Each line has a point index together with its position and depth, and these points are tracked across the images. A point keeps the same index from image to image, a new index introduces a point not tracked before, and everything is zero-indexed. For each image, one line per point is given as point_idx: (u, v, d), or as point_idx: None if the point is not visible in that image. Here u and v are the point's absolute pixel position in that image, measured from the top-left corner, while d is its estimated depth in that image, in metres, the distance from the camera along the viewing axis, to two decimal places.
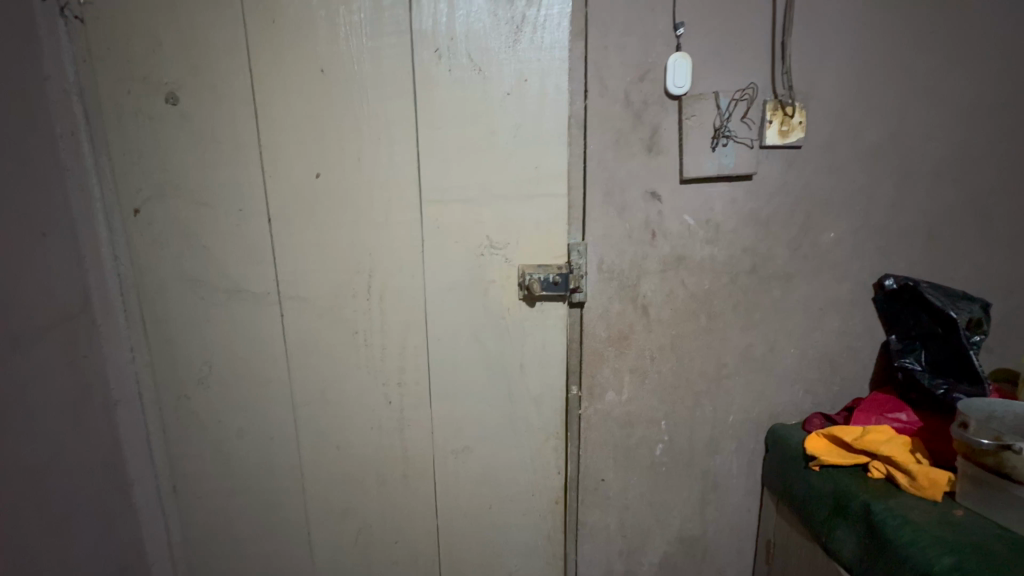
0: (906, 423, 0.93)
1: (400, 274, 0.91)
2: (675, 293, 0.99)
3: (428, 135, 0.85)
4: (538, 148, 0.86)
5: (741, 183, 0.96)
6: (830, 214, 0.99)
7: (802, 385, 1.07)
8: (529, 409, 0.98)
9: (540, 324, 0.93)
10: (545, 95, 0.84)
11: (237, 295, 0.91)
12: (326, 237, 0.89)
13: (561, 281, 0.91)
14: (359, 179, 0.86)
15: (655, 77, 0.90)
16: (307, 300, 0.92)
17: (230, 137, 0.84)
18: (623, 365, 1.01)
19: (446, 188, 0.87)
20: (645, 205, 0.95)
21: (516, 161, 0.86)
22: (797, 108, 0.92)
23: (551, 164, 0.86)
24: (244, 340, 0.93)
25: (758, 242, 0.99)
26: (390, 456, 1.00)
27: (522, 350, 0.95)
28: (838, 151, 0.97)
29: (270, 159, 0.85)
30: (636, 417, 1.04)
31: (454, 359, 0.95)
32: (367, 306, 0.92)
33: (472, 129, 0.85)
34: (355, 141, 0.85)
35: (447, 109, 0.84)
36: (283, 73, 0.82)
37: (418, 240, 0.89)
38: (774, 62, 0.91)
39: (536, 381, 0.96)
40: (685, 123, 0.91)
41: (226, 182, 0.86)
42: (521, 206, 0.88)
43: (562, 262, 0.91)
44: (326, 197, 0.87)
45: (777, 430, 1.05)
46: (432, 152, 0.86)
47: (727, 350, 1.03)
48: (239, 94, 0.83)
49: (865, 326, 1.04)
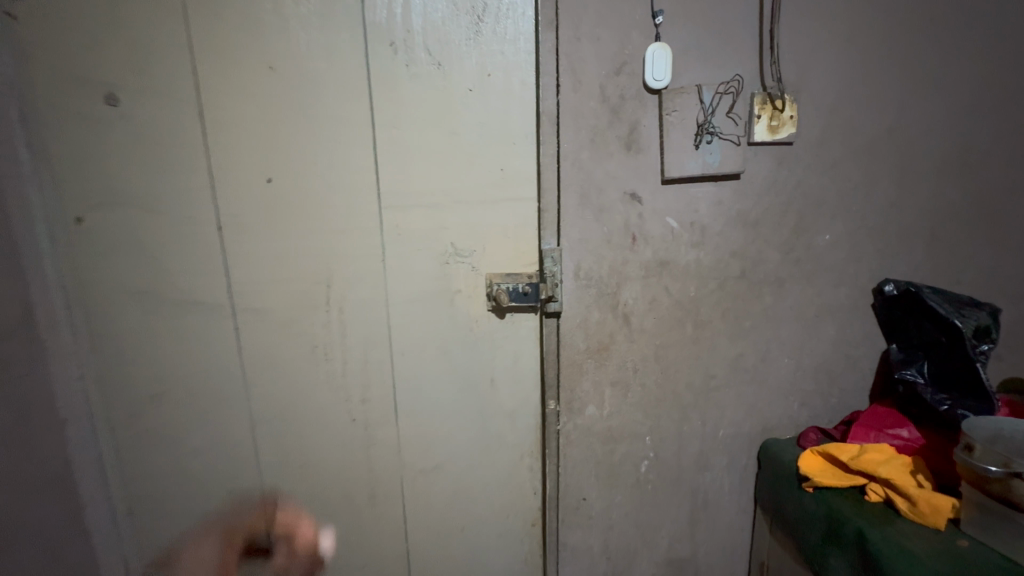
0: (907, 440, 0.86)
1: (361, 286, 0.85)
2: (658, 300, 0.93)
3: (386, 136, 0.79)
4: (505, 149, 0.81)
5: (728, 182, 0.89)
6: (825, 215, 0.92)
7: (796, 397, 1.00)
8: (503, 424, 0.93)
9: (512, 335, 0.89)
10: (511, 92, 0.80)
11: (190, 307, 0.86)
12: (281, 247, 0.83)
13: (531, 291, 0.86)
14: (314, 183, 0.81)
15: (633, 70, 0.83)
16: (264, 312, 0.86)
17: (176, 140, 0.79)
18: (604, 378, 0.95)
19: (407, 193, 0.82)
20: (625, 207, 0.88)
21: (482, 163, 0.81)
22: (787, 102, 0.86)
23: (516, 166, 0.82)
24: (199, 355, 0.88)
25: (747, 246, 0.92)
26: (356, 475, 0.94)
27: (493, 364, 0.89)
28: (834, 147, 0.90)
29: (219, 163, 0.80)
30: (618, 432, 0.98)
31: (422, 373, 0.90)
32: (327, 320, 0.87)
33: (433, 130, 0.79)
34: (308, 144, 0.79)
35: (405, 108, 0.78)
36: (229, 70, 0.77)
37: (378, 249, 0.84)
38: (762, 52, 0.84)
39: (509, 397, 0.91)
40: (665, 119, 0.84)
41: (174, 188, 0.81)
42: (486, 210, 0.83)
43: (533, 272, 0.87)
44: (279, 203, 0.82)
45: (769, 444, 1.00)
46: (390, 154, 0.80)
47: (715, 361, 0.97)
48: (184, 94, 0.78)
49: (863, 333, 0.98)
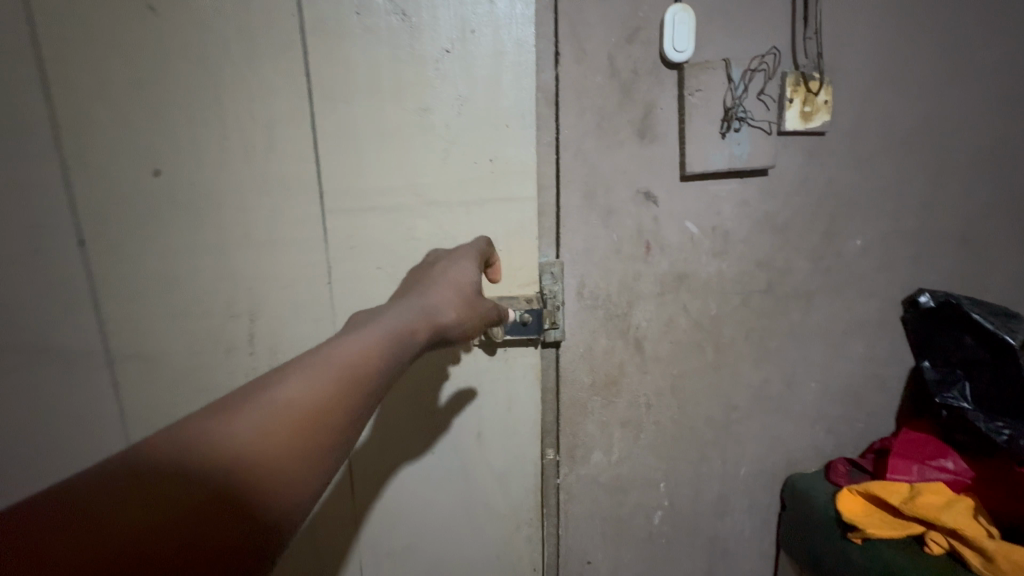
0: (954, 474, 0.76)
1: (293, 320, 0.61)
2: (675, 322, 0.77)
3: (328, 111, 0.56)
4: (495, 133, 0.59)
5: (755, 179, 0.74)
6: (856, 217, 0.79)
7: (822, 424, 0.87)
8: (492, 488, 0.72)
9: (503, 377, 0.68)
10: (503, 53, 0.57)
11: (45, 356, 0.61)
12: (176, 268, 0.59)
13: (532, 321, 0.65)
14: (222, 177, 0.57)
15: (648, 37, 0.66)
16: (156, 361, 0.61)
17: (11, 116, 0.54)
18: (612, 418, 0.78)
19: (358, 191, 0.59)
20: (637, 209, 0.71)
21: (464, 152, 0.59)
22: (823, 84, 0.71)
23: (512, 156, 0.60)
24: (64, 421, 0.63)
25: (774, 253, 0.77)
26: (300, 561, 0.74)
27: (480, 414, 0.69)
28: (869, 137, 0.76)
29: (78, 151, 0.55)
30: (627, 482, 0.81)
31: (386, 427, 0.69)
32: (247, 368, 0.62)
33: (395, 104, 0.57)
34: (212, 123, 0.55)
35: (356, 71, 0.56)
36: (83, 9, 0.52)
37: (320, 269, 0.60)
38: (796, 22, 0.70)
39: (499, 453, 0.71)
40: (687, 100, 0.68)
41: (12, 186, 0.56)
42: (470, 216, 0.61)
43: (532, 294, 0.65)
44: (172, 206, 0.57)
45: (796, 482, 0.86)
46: (334, 138, 0.57)
47: (737, 390, 0.81)
48: (17, 47, 0.53)
49: (893, 351, 0.86)
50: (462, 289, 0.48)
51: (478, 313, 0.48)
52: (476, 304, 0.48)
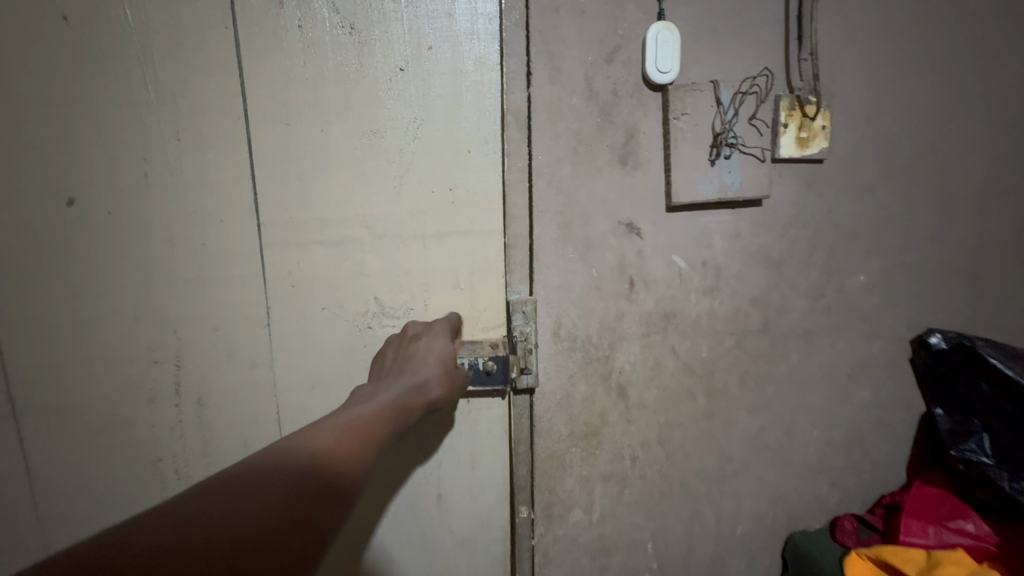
0: (976, 538, 0.67)
1: (225, 366, 0.55)
2: (661, 366, 0.70)
3: (268, 133, 0.51)
4: (454, 160, 0.56)
5: (747, 210, 0.68)
6: (859, 251, 0.72)
7: (827, 477, 0.79)
8: (453, 556, 0.68)
9: (468, 437, 0.65)
10: (461, 74, 0.54)
11: None
12: (93, 308, 0.53)
13: (497, 369, 0.61)
14: (143, 207, 0.51)
15: (628, 57, 0.61)
16: (69, 412, 0.55)
17: None
18: (593, 472, 0.70)
19: (303, 224, 0.53)
20: (618, 242, 0.65)
21: (421, 180, 0.55)
22: (821, 108, 0.65)
23: (472, 184, 0.57)
24: None
25: (770, 290, 0.71)
26: None
27: (440, 477, 0.65)
28: (870, 166, 0.70)
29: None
30: (611, 543, 0.73)
31: None
32: (172, 422, 0.56)
33: (345, 126, 0.52)
34: (132, 145, 0.49)
35: (300, 91, 0.51)
36: None
37: (257, 309, 0.54)
38: (788, 42, 0.65)
39: (462, 518, 0.67)
40: (672, 125, 0.62)
41: None
42: (428, 250, 0.57)
43: (498, 338, 0.63)
44: (87, 238, 0.51)
45: (799, 542, 0.77)
46: (273, 161, 0.52)
47: (732, 440, 0.74)
48: None
49: (901, 396, 0.79)
50: (443, 356, 0.52)
51: (456, 381, 0.52)
52: (455, 374, 0.53)
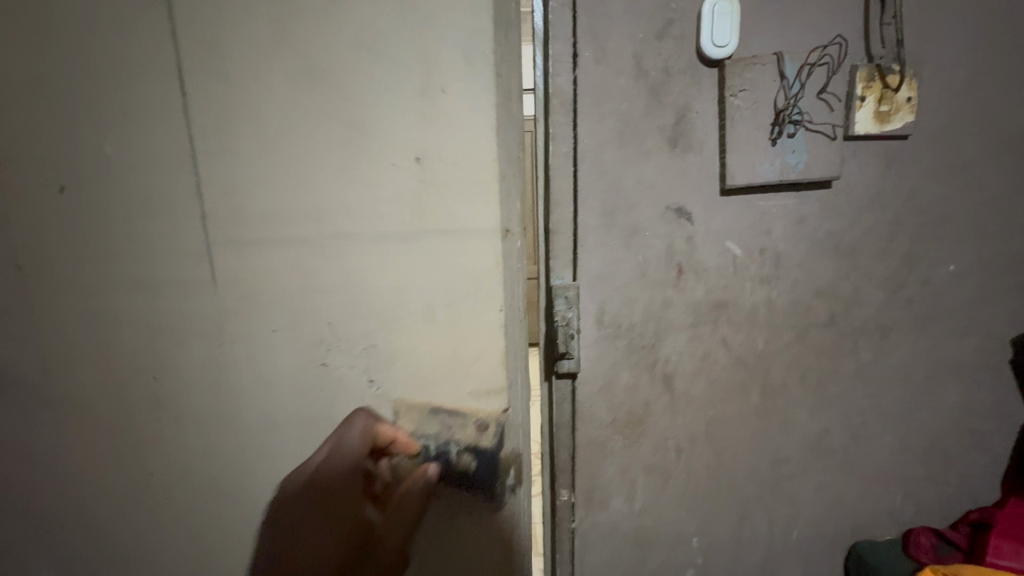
0: None
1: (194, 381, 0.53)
2: (712, 357, 0.67)
3: (224, 111, 0.47)
4: (430, 129, 0.47)
5: (814, 192, 0.63)
6: (949, 239, 0.65)
7: (900, 486, 0.72)
8: None
9: (452, 521, 0.56)
10: (434, 30, 0.45)
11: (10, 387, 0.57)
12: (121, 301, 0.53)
13: (477, 466, 0.54)
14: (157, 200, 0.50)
15: (682, 32, 0.58)
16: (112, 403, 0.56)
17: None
18: (636, 462, 0.69)
19: (266, 210, 0.49)
20: (667, 227, 0.63)
21: (396, 164, 0.48)
22: (905, 78, 0.58)
23: (453, 161, 0.47)
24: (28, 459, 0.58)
25: (838, 280, 0.65)
26: None
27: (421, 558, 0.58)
28: (966, 142, 0.62)
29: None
30: (653, 536, 0.72)
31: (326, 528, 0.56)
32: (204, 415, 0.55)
33: (314, 106, 0.47)
34: (122, 141, 0.49)
35: (252, 53, 0.46)
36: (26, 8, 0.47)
37: (228, 308, 0.52)
38: (869, 5, 0.58)
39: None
40: (728, 102, 0.58)
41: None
42: (408, 242, 0.49)
43: (490, 426, 0.53)
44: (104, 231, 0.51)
45: (864, 553, 0.72)
46: (251, 144, 0.48)
47: (789, 439, 0.70)
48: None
49: (998, 404, 0.70)
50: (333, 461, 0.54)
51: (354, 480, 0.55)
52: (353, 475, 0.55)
